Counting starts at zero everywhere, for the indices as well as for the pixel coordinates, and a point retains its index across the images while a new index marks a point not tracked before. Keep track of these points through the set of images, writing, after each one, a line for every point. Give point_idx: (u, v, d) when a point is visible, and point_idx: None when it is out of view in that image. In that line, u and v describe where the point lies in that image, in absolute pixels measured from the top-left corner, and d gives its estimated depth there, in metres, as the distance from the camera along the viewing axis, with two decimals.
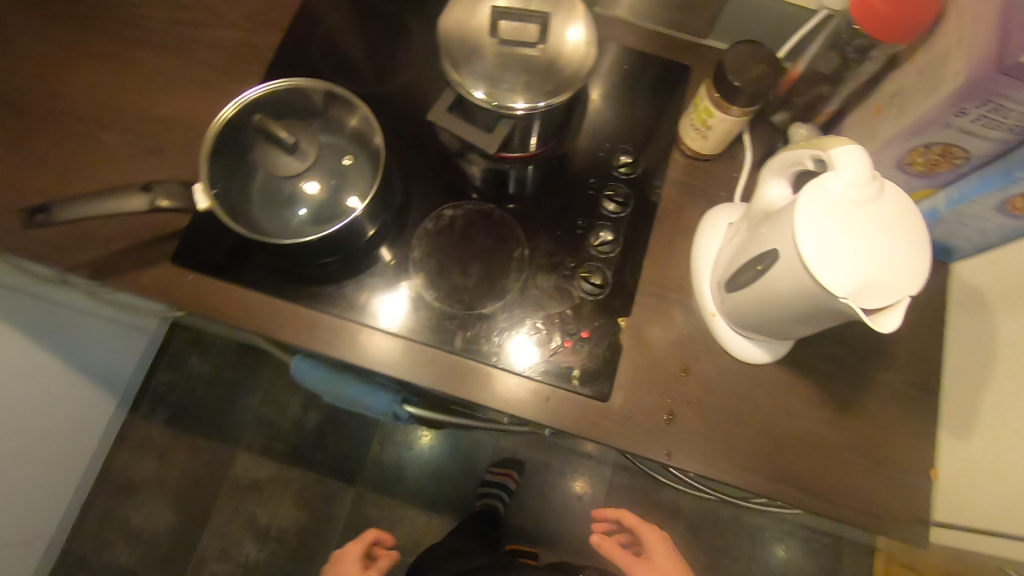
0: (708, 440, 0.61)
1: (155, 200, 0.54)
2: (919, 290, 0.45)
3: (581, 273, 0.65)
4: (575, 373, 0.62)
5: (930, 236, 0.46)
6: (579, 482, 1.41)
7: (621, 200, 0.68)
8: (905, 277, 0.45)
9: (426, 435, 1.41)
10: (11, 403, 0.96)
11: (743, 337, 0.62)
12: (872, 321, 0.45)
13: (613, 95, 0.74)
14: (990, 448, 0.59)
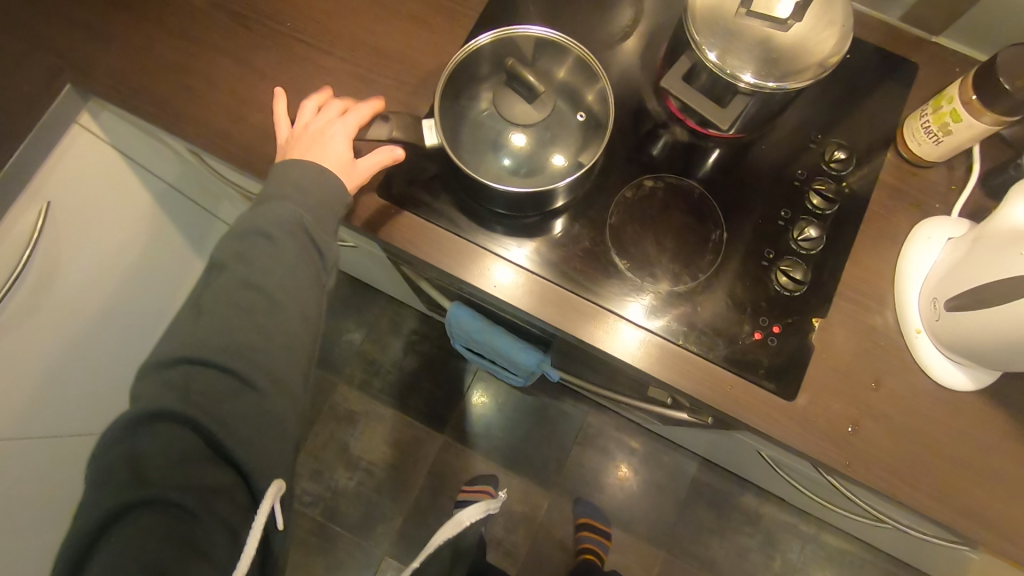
0: (895, 457, 0.59)
1: (391, 130, 0.57)
2: None
3: (781, 267, 0.63)
4: (762, 366, 0.61)
5: None
6: (622, 468, 1.41)
7: (831, 196, 0.65)
8: None
9: (478, 397, 1.43)
10: (153, 302, 0.98)
11: (947, 360, 0.60)
12: None
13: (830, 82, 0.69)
14: None
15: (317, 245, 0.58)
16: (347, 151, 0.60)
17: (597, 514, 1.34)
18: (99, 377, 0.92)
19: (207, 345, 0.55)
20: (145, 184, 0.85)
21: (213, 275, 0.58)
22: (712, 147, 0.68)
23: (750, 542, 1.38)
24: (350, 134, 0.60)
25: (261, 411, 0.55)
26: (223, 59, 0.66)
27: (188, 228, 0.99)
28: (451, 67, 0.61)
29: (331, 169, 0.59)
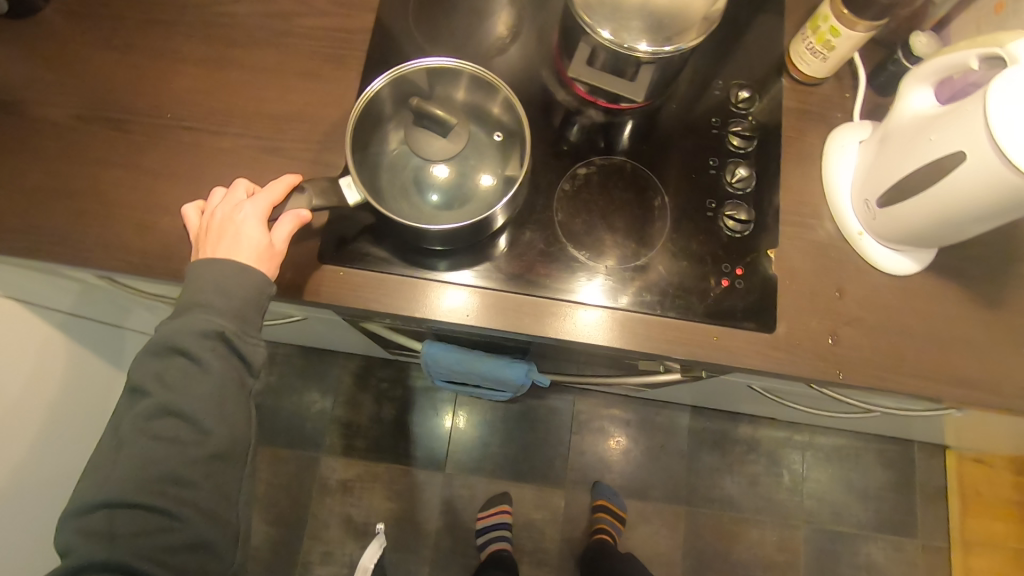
0: (875, 351, 0.63)
1: (310, 199, 0.54)
2: None
3: (726, 213, 0.65)
4: (738, 309, 0.63)
5: None
6: (613, 439, 1.42)
7: (747, 135, 0.68)
8: None
9: (460, 418, 1.40)
10: (67, 435, 0.87)
11: (891, 251, 0.64)
12: None
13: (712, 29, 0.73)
14: None
15: (242, 353, 0.52)
16: (263, 235, 0.53)
17: (613, 497, 1.35)
18: (28, 536, 0.80)
19: (124, 488, 0.49)
20: (40, 316, 0.77)
21: (135, 399, 0.52)
22: (628, 119, 0.69)
23: (757, 468, 1.43)
24: (263, 214, 0.53)
25: (196, 545, 0.51)
26: (112, 173, 0.61)
27: (97, 347, 0.91)
28: (358, 111, 0.59)
29: (248, 260, 0.52)
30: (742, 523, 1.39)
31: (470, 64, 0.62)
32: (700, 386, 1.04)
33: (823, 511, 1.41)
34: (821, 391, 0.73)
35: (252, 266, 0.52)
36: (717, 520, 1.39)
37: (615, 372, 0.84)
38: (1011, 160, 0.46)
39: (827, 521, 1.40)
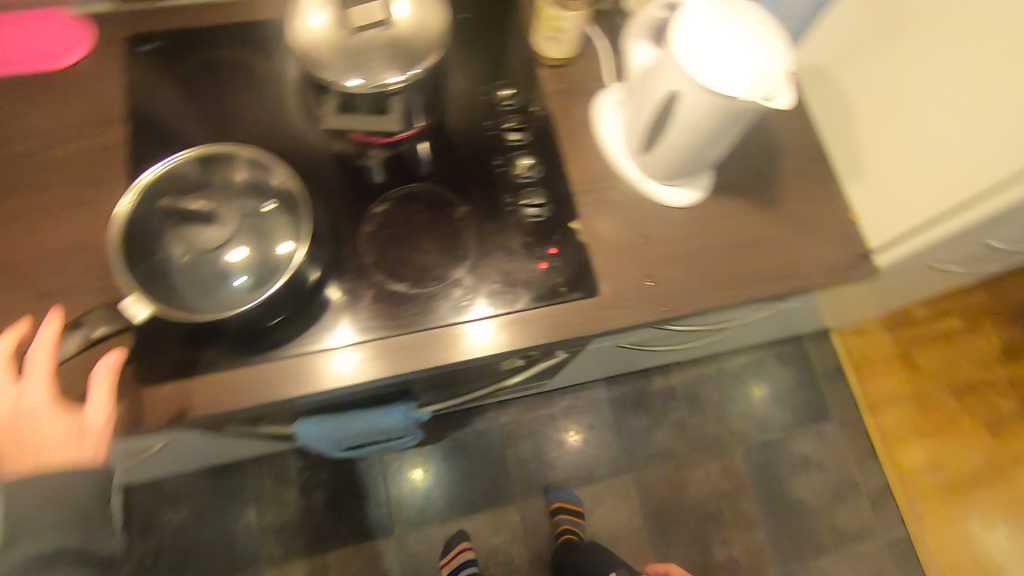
0: (691, 277, 0.69)
1: (89, 334, 0.51)
2: (794, 67, 0.54)
3: (522, 202, 0.69)
4: (562, 284, 0.66)
5: (781, 25, 0.55)
6: (575, 433, 1.45)
7: (520, 127, 0.73)
8: (780, 62, 0.53)
9: (420, 472, 1.38)
10: None
11: (674, 187, 0.71)
12: (773, 103, 0.53)
13: (461, 41, 0.77)
14: (888, 164, 0.71)
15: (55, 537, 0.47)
16: (63, 418, 0.49)
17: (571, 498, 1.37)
18: None
19: None
20: None
21: None
22: (409, 146, 0.71)
23: (682, 412, 1.50)
24: (51, 397, 0.50)
25: None
26: None
27: None
28: (118, 227, 0.57)
29: (60, 452, 0.48)
30: (686, 467, 1.45)
31: (218, 146, 0.62)
32: (590, 361, 1.07)
33: (751, 427, 1.50)
34: (670, 329, 0.79)
35: (66, 456, 0.49)
36: (664, 474, 1.44)
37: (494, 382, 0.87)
38: (702, 85, 0.52)
39: (757, 434, 1.49)
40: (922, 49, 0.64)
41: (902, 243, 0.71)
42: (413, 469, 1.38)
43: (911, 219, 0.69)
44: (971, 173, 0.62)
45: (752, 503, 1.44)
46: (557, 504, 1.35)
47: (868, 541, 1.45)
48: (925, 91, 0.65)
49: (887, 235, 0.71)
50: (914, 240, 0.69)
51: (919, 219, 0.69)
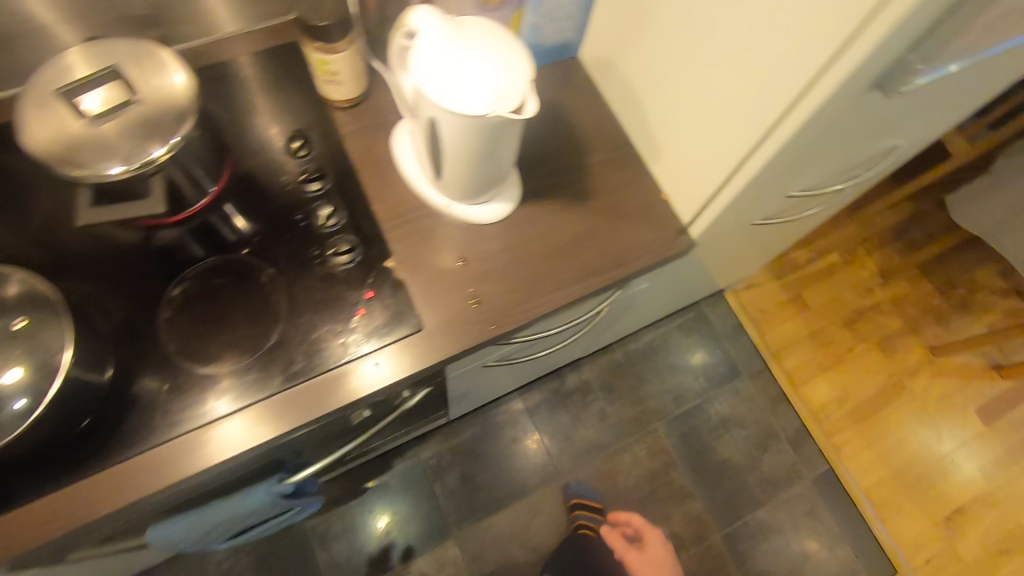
0: (514, 289, 0.69)
1: None
2: (533, 72, 0.54)
3: (329, 253, 0.67)
4: (384, 326, 0.65)
5: (514, 34, 0.56)
6: (531, 440, 1.46)
7: (317, 176, 0.71)
8: (517, 70, 0.54)
9: (384, 519, 1.35)
10: None
11: (482, 204, 0.71)
12: (517, 113, 0.53)
13: (247, 100, 0.74)
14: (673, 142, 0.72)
15: None
16: None
17: (587, 493, 1.41)
18: None
19: None
20: None
21: None
22: (208, 216, 0.67)
23: (601, 403, 1.52)
24: None
25: None
26: None
27: None
28: None
29: None
30: (615, 456, 1.46)
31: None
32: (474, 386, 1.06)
33: (668, 401, 1.53)
34: (518, 344, 0.80)
35: None
36: (593, 467, 1.45)
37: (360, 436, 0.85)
38: (444, 110, 0.52)
39: (675, 407, 1.52)
40: (662, 33, 0.65)
41: (702, 217, 0.72)
42: (381, 516, 1.35)
43: (702, 193, 0.70)
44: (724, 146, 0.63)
45: (683, 475, 1.46)
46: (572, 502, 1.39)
47: (797, 484, 1.48)
48: (675, 71, 0.66)
49: (690, 209, 0.73)
50: (710, 212, 0.71)
51: (706, 191, 0.69)
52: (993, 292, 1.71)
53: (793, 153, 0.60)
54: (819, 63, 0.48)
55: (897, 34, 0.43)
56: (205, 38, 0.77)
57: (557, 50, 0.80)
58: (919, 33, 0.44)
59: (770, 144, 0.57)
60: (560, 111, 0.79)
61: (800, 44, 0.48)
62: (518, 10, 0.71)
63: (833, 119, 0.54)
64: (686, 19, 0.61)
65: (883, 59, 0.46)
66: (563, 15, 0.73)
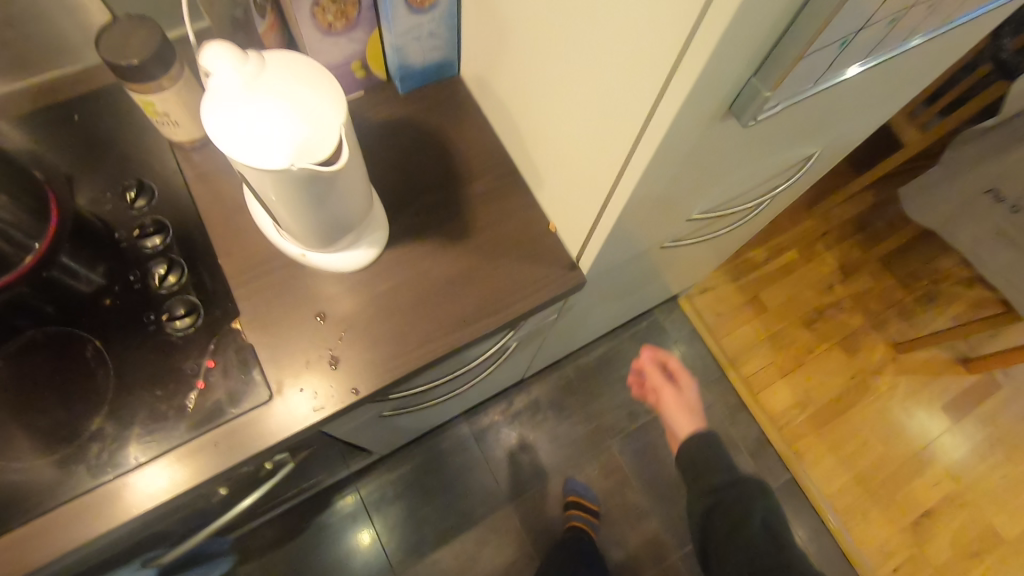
0: (381, 343, 0.62)
1: None
2: (345, 113, 0.48)
3: (166, 319, 0.59)
4: (226, 399, 0.58)
5: (325, 68, 0.49)
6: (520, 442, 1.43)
7: (155, 229, 0.62)
8: (326, 112, 0.47)
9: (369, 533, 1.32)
10: None
11: (342, 252, 0.63)
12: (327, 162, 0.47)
13: (89, 137, 0.66)
14: (549, 169, 0.64)
15: None
16: None
17: (588, 493, 1.37)
18: None
19: None
20: None
21: None
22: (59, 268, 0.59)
23: (551, 422, 1.45)
24: None
25: None
26: None
27: None
28: None
29: None
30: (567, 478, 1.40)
31: None
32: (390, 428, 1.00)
33: (622, 417, 1.47)
34: (406, 397, 0.73)
35: None
36: (543, 491, 1.40)
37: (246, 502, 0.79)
38: (240, 163, 0.46)
39: (628, 422, 1.46)
40: (520, 55, 0.58)
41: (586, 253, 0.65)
42: (367, 530, 1.32)
43: (581, 225, 0.63)
44: (590, 181, 0.56)
45: (638, 494, 1.41)
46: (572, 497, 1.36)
47: None
48: (537, 92, 0.58)
49: (575, 240, 0.66)
50: (593, 245, 0.63)
51: (585, 223, 0.62)
52: (958, 282, 1.65)
53: (658, 185, 0.53)
54: (653, 91, 0.41)
55: (717, 62, 0.37)
56: (70, 67, 0.69)
57: (432, 71, 0.72)
58: (756, 51, 0.38)
59: (629, 178, 0.50)
60: (437, 138, 0.71)
61: (631, 71, 0.42)
62: (374, 29, 0.64)
63: (691, 146, 0.47)
64: (536, 41, 0.54)
65: (717, 87, 0.40)
66: (425, 34, 0.65)
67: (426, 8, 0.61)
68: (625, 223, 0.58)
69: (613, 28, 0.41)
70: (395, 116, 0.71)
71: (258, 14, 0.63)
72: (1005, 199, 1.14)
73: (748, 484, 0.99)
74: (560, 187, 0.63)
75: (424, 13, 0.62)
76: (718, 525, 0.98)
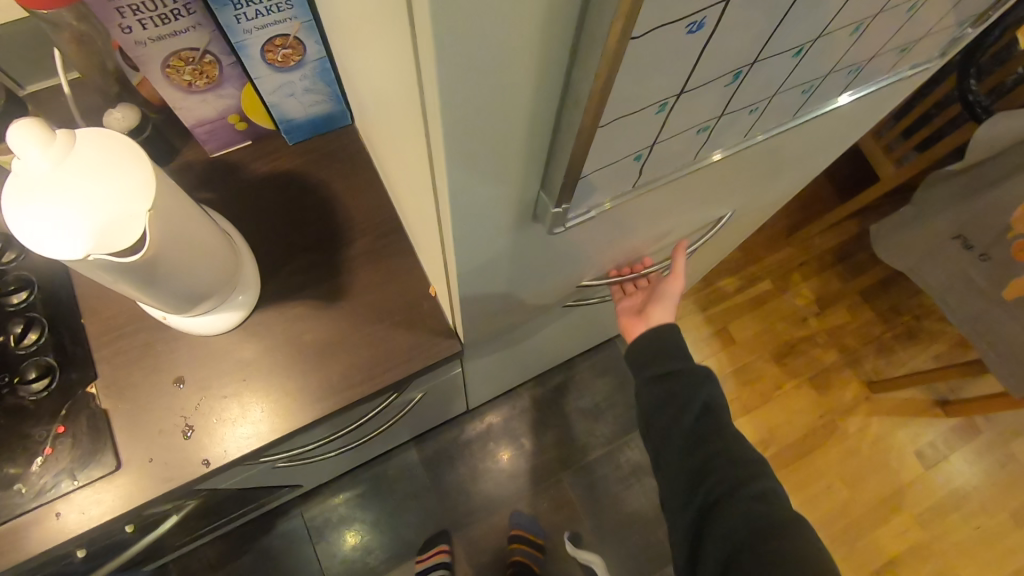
0: (241, 411, 0.61)
1: None
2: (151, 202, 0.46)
3: (19, 380, 0.58)
4: (73, 468, 0.57)
5: (143, 156, 0.48)
6: (508, 452, 1.43)
7: (19, 287, 0.61)
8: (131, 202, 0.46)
9: (352, 535, 1.34)
10: None
11: (202, 317, 0.60)
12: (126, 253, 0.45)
13: None
14: (418, 236, 0.63)
15: None
16: None
17: (532, 526, 1.36)
18: None
19: None
20: None
21: None
22: None
23: (501, 453, 1.43)
24: None
25: None
26: None
27: None
28: None
29: None
30: (515, 510, 1.38)
31: None
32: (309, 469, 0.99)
33: (575, 449, 1.44)
34: (287, 457, 0.71)
35: None
36: (489, 523, 1.38)
37: (136, 553, 0.78)
38: (37, 249, 0.44)
39: (582, 455, 1.43)
40: (375, 126, 0.57)
41: (455, 323, 0.63)
42: (348, 532, 1.34)
43: (446, 297, 0.62)
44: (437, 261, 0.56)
45: (587, 530, 1.38)
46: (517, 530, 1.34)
47: None
48: (393, 164, 0.58)
49: (447, 310, 0.64)
50: (458, 317, 0.62)
51: (447, 295, 0.61)
52: (940, 319, 1.57)
53: (495, 266, 0.52)
54: (435, 203, 0.41)
55: (476, 188, 0.37)
56: None
57: (320, 122, 0.70)
58: (530, 170, 0.39)
59: (453, 269, 0.50)
60: (321, 193, 0.69)
61: (421, 179, 0.42)
62: (245, 83, 0.61)
63: (508, 240, 0.48)
64: (378, 118, 0.53)
65: (494, 194, 0.39)
66: (299, 90, 0.63)
67: (292, 66, 0.59)
68: (476, 301, 0.57)
69: (405, 137, 0.42)
70: (279, 170, 0.70)
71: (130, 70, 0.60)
72: (974, 248, 1.07)
73: (694, 366, 0.77)
74: (427, 256, 0.62)
75: (292, 71, 0.60)
76: (663, 416, 0.77)
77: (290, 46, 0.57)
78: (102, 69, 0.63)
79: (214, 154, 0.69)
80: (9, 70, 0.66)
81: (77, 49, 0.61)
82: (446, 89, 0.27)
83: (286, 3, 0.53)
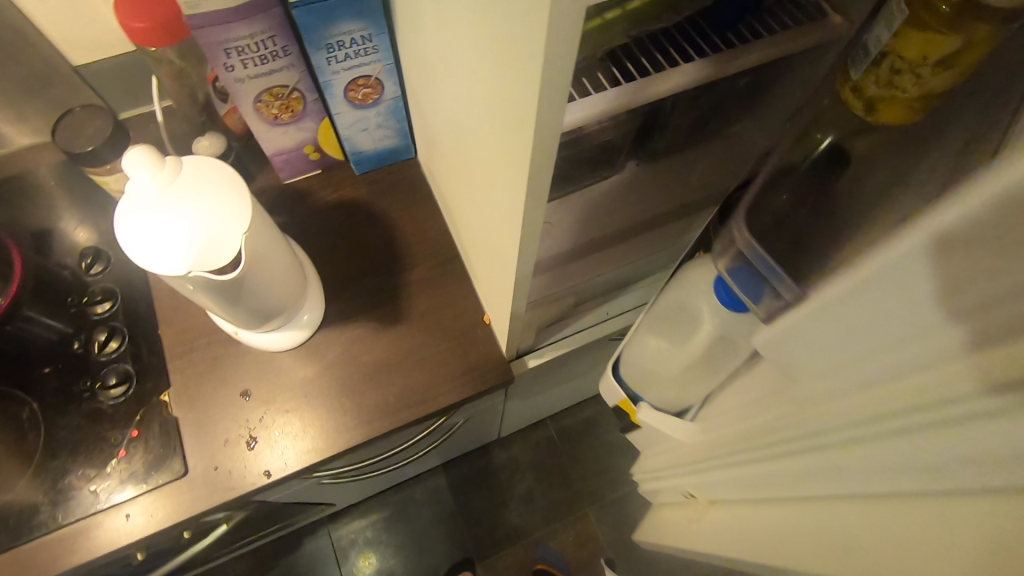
0: (302, 424, 0.64)
1: None
2: (248, 231, 0.51)
3: (100, 385, 0.63)
4: (141, 473, 0.60)
5: (242, 188, 0.52)
6: (525, 484, 1.43)
7: (105, 298, 0.67)
8: (229, 229, 0.50)
9: (371, 560, 1.34)
10: None
11: (271, 333, 0.64)
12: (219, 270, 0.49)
13: (81, 200, 0.72)
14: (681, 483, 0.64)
15: None
16: None
17: (556, 560, 1.35)
18: None
19: None
20: None
21: None
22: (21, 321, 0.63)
23: (527, 483, 1.43)
24: None
25: None
26: None
27: None
28: None
29: None
30: (539, 543, 1.37)
31: None
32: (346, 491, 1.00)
33: (602, 484, 1.43)
34: (335, 474, 0.74)
35: None
36: (513, 553, 1.37)
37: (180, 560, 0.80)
38: (145, 263, 0.48)
39: (608, 491, 1.42)
40: (446, 160, 0.60)
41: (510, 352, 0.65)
42: (365, 558, 1.34)
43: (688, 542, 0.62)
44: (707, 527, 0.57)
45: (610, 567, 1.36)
46: (539, 564, 1.34)
47: None
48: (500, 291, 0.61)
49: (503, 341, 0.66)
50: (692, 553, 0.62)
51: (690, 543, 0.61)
52: None
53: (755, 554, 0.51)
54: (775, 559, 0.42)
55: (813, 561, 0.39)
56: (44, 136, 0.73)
57: (386, 154, 0.74)
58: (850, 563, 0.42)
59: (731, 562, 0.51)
60: (385, 222, 0.73)
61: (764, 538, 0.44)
62: (323, 118, 0.66)
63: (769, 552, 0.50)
64: (452, 152, 0.56)
65: None
66: (372, 125, 0.67)
67: (369, 102, 0.64)
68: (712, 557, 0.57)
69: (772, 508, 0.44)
70: (345, 198, 0.74)
71: (220, 100, 0.66)
72: None
73: None
74: (488, 293, 0.64)
75: (368, 108, 0.65)
76: None
77: (370, 86, 0.62)
78: (194, 98, 0.68)
79: (286, 181, 0.74)
80: (106, 96, 0.72)
81: (174, 79, 0.66)
82: (550, 87, 0.30)
83: (374, 47, 0.57)
